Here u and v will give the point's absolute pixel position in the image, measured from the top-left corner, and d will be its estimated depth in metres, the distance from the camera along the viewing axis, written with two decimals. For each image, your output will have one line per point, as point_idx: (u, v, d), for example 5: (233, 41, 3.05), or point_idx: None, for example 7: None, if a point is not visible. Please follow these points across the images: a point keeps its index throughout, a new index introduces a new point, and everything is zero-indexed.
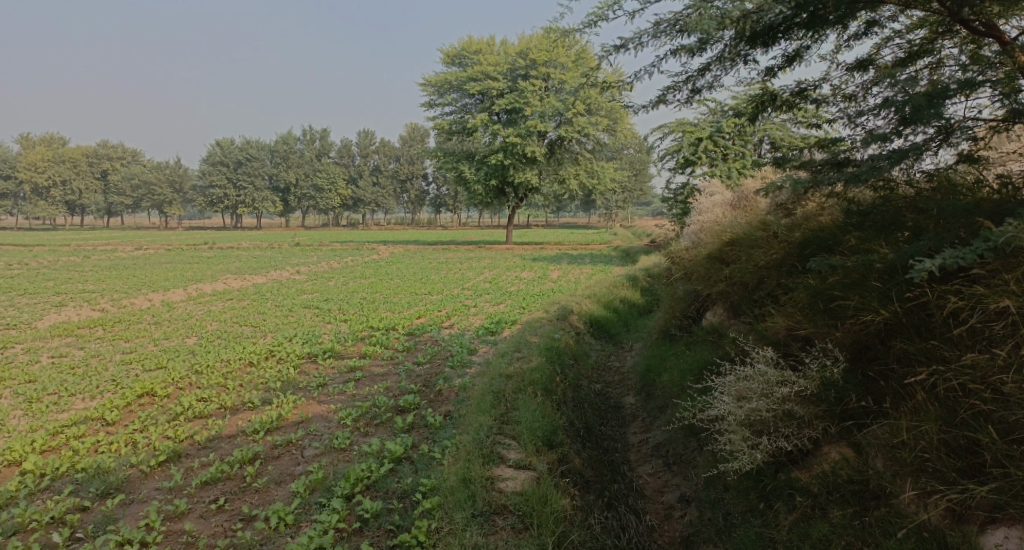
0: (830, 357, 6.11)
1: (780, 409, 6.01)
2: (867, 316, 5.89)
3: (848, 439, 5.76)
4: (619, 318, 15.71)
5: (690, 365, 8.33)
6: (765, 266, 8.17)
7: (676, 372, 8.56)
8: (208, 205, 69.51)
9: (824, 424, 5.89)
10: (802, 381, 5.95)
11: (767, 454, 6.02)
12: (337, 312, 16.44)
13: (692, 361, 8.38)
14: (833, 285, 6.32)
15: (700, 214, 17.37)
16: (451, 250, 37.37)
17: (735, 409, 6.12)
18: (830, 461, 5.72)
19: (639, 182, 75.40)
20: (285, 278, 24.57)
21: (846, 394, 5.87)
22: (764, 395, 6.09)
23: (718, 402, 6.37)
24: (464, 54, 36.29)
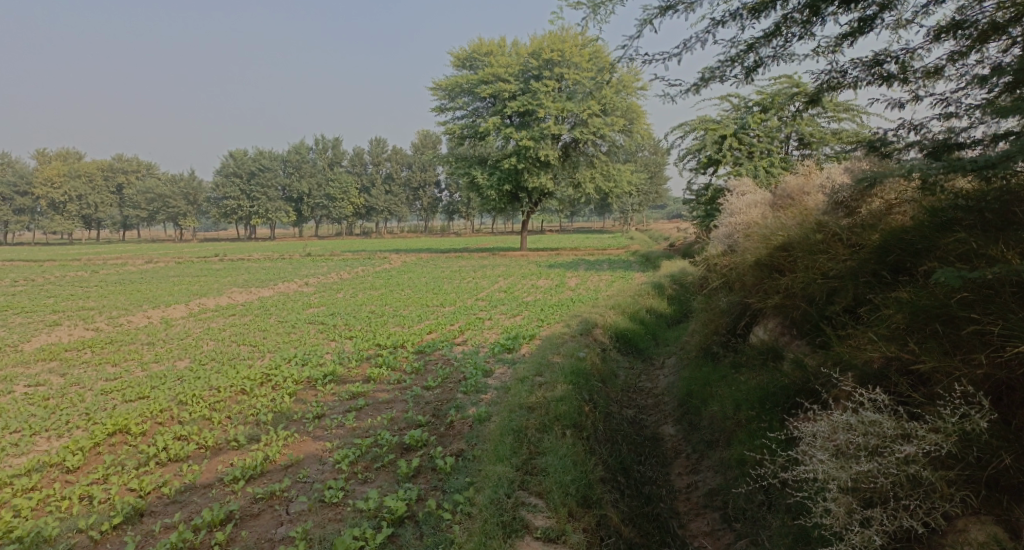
0: (968, 404, 4.97)
1: (902, 474, 4.86)
2: (1016, 344, 4.85)
3: (998, 515, 4.70)
4: (646, 330, 14.52)
5: (744, 396, 7.18)
6: (835, 275, 6.97)
7: (728, 402, 7.41)
8: (222, 217, 69.07)
9: (963, 494, 4.80)
10: (935, 439, 4.80)
11: (883, 533, 4.88)
12: (342, 328, 15.37)
13: (746, 390, 7.22)
14: (959, 300, 5.26)
15: (732, 217, 16.12)
16: (465, 258, 36.28)
17: (841, 473, 4.91)
18: (974, 544, 4.64)
19: (655, 185, 74.00)
20: (293, 290, 23.57)
21: (993, 455, 4.79)
22: (878, 456, 4.92)
23: (810, 460, 5.14)
24: (475, 56, 35.21)
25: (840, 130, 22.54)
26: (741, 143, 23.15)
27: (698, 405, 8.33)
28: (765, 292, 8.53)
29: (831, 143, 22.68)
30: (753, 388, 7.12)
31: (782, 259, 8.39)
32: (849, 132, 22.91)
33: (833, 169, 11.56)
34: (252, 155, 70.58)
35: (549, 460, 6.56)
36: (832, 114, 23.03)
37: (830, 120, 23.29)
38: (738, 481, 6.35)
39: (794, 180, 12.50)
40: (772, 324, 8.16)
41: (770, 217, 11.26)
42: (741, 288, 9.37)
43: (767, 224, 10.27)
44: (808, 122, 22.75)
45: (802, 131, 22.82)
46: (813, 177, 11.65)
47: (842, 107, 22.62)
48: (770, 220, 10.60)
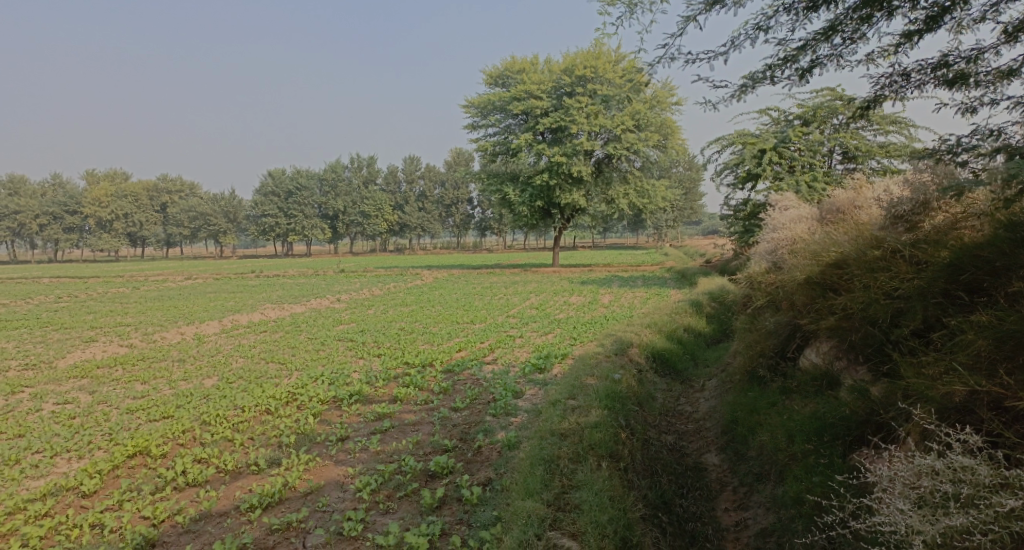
0: None
1: (999, 529, 4.42)
2: None
3: None
4: (684, 350, 14.00)
5: (800, 426, 6.79)
6: (902, 296, 6.59)
7: (780, 433, 7.00)
8: (259, 234, 69.98)
9: None
10: None
11: None
12: (372, 346, 15.13)
13: (801, 420, 6.83)
14: None
15: (775, 232, 15.58)
16: (498, 274, 35.95)
17: (929, 528, 4.45)
18: None
19: (691, 200, 72.94)
20: (325, 306, 23.46)
21: None
22: (971, 508, 4.47)
23: (890, 511, 4.67)
24: (508, 73, 35.09)
25: (886, 142, 21.94)
26: (782, 156, 22.69)
27: (744, 433, 7.86)
28: (818, 314, 8.09)
29: (877, 156, 22.05)
30: (809, 419, 6.73)
31: (835, 277, 7.94)
32: (895, 144, 22.28)
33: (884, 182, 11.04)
34: (289, 173, 71.54)
35: (584, 494, 6.17)
36: (877, 126, 22.47)
37: (875, 133, 22.72)
38: (796, 520, 5.99)
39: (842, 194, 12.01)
40: (826, 348, 7.69)
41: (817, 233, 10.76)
42: (791, 308, 8.92)
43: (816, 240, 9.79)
44: (852, 134, 22.21)
45: (846, 143, 22.29)
46: (863, 190, 11.16)
47: (887, 119, 22.05)
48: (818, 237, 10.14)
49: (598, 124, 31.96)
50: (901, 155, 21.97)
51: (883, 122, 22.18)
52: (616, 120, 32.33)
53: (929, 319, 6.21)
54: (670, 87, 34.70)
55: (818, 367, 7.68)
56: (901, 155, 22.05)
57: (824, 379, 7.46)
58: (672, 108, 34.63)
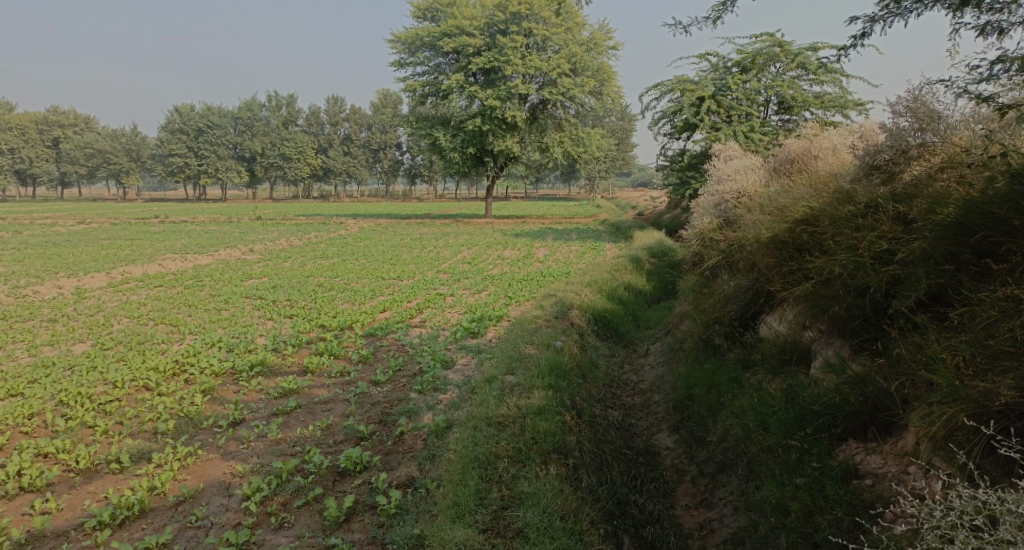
0: None
1: None
2: None
3: None
4: (625, 310, 13.03)
5: (774, 411, 5.87)
6: (901, 262, 5.60)
7: (749, 419, 6.07)
8: (169, 175, 65.19)
9: None
10: None
11: None
12: (282, 304, 13.49)
13: (774, 404, 5.91)
14: None
15: (718, 184, 14.73)
16: (427, 224, 34.28)
17: None
18: None
19: (622, 150, 72.47)
20: (235, 257, 21.38)
21: None
22: None
23: None
24: (438, 7, 32.81)
25: (822, 93, 21.54)
26: (720, 105, 22.03)
27: (702, 413, 6.88)
28: (786, 278, 7.14)
29: (813, 107, 21.64)
30: (785, 404, 5.83)
31: (806, 236, 6.92)
32: (831, 95, 21.92)
33: (842, 131, 10.17)
34: (202, 111, 66.61)
35: (528, 515, 5.16)
36: (814, 77, 22.04)
37: (811, 84, 22.29)
38: (774, 530, 5.16)
39: (793, 143, 11.14)
40: (795, 317, 6.74)
41: (772, 186, 9.82)
42: (751, 270, 7.95)
43: (774, 193, 8.83)
44: (790, 84, 21.70)
45: (783, 93, 21.79)
46: (819, 138, 10.29)
47: (823, 68, 21.66)
48: (775, 190, 9.19)
49: (532, 66, 30.39)
50: (836, 106, 21.64)
51: (820, 71, 21.75)
52: (551, 63, 30.81)
53: (933, 289, 5.34)
54: (607, 31, 33.35)
55: (784, 336, 6.71)
56: (836, 106, 21.72)
57: (794, 353, 6.48)
58: (609, 54, 33.33)
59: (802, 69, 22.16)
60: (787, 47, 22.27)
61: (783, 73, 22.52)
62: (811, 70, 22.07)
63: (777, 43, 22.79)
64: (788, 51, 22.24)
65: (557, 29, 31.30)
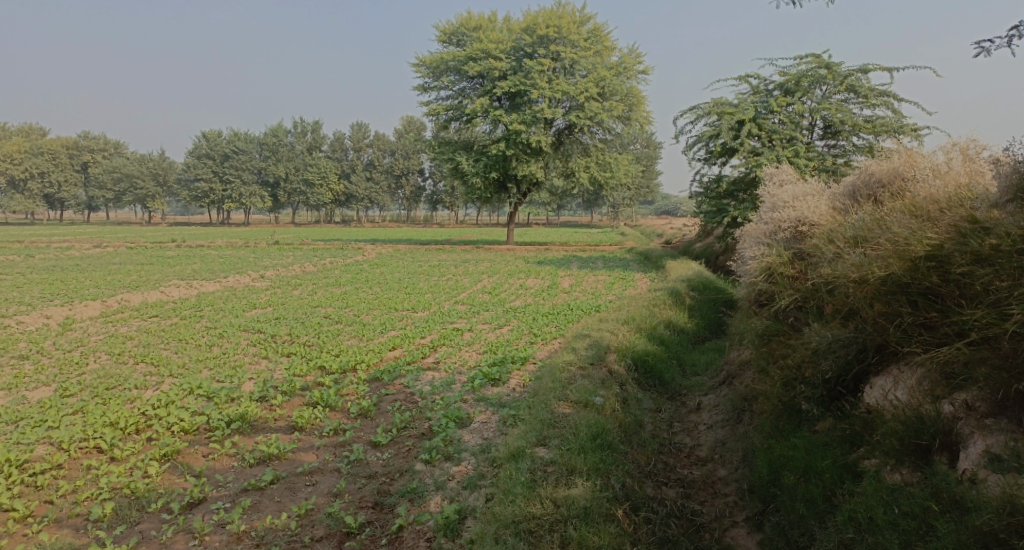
0: None
1: None
2: None
3: None
4: (669, 354, 11.49)
5: (935, 538, 4.77)
6: None
7: (891, 541, 4.94)
8: (191, 200, 64.82)
9: None
10: None
11: None
12: (282, 340, 12.06)
13: (937, 526, 4.79)
14: None
15: (771, 213, 13.20)
16: (448, 250, 32.95)
17: None
18: None
19: (648, 178, 71.09)
20: (243, 285, 20.07)
21: None
22: None
23: None
24: (463, 31, 31.73)
25: (872, 117, 20.05)
26: (762, 128, 20.70)
27: (800, 510, 5.69)
28: (909, 332, 5.73)
29: (863, 132, 20.10)
30: (951, 526, 4.73)
31: (941, 280, 5.50)
32: (881, 120, 20.34)
33: (938, 153, 8.62)
34: (226, 136, 66.24)
35: None
36: (863, 99, 20.51)
37: (860, 107, 20.74)
38: None
39: (872, 165, 9.60)
40: (929, 385, 5.42)
41: (856, 215, 8.30)
42: (849, 315, 6.42)
43: (870, 223, 7.29)
44: (837, 106, 20.25)
45: (829, 116, 20.36)
46: (911, 163, 8.72)
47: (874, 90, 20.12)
48: (864, 219, 7.65)
49: (559, 90, 29.15)
50: (887, 132, 20.09)
51: (870, 94, 20.23)
52: (579, 87, 29.58)
53: None
54: (636, 55, 32.21)
55: (909, 405, 5.42)
56: (888, 131, 20.12)
57: (935, 433, 5.17)
58: (638, 78, 32.06)
59: (849, 92, 20.70)
60: (835, 68, 20.78)
61: (830, 96, 21.07)
62: (860, 93, 20.54)
63: (823, 63, 21.33)
64: (835, 72, 20.77)
65: (585, 52, 30.13)
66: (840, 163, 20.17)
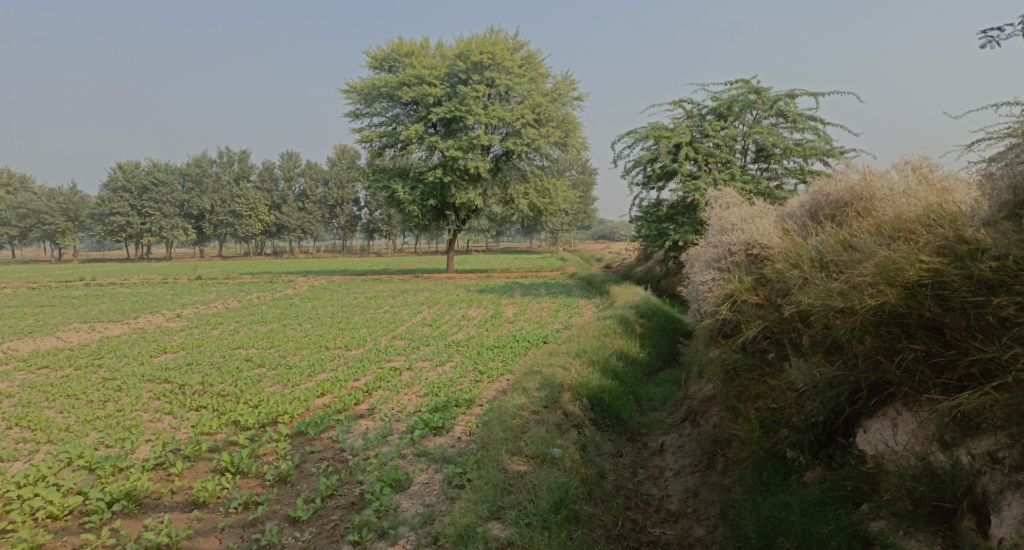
0: None
1: None
2: None
3: None
4: (625, 389, 10.63)
5: None
6: None
7: None
8: (108, 235, 61.10)
9: None
10: None
11: None
12: (193, 392, 10.63)
13: None
14: None
15: (720, 235, 12.64)
16: (384, 281, 31.62)
17: None
18: None
19: (585, 203, 71.43)
20: (155, 325, 18.29)
21: None
22: None
23: None
24: (394, 56, 30.77)
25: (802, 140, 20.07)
26: (698, 152, 20.42)
27: None
28: (912, 370, 4.99)
29: (794, 155, 20.08)
30: None
31: (946, 313, 4.81)
32: (811, 143, 20.41)
33: (894, 169, 8.12)
34: (146, 167, 62.98)
35: None
36: (792, 124, 20.56)
37: (789, 132, 20.75)
38: None
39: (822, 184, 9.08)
40: (937, 430, 4.73)
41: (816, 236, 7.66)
42: (832, 349, 5.62)
43: (839, 247, 6.64)
44: (768, 131, 20.19)
45: (762, 140, 20.28)
46: (868, 179, 8.18)
47: (802, 115, 20.19)
48: (829, 241, 6.98)
49: (495, 116, 28.50)
50: (818, 155, 20.14)
51: (798, 118, 20.29)
52: (515, 112, 28.98)
53: None
54: (570, 82, 31.99)
55: (922, 459, 4.70)
56: (818, 154, 20.17)
57: (960, 492, 4.47)
58: (573, 104, 31.80)
59: (779, 116, 20.72)
60: (763, 93, 20.80)
61: (761, 121, 21.05)
62: (789, 117, 20.58)
63: (753, 88, 21.34)
64: (764, 97, 20.79)
65: (520, 78, 29.66)
66: (774, 186, 20.07)
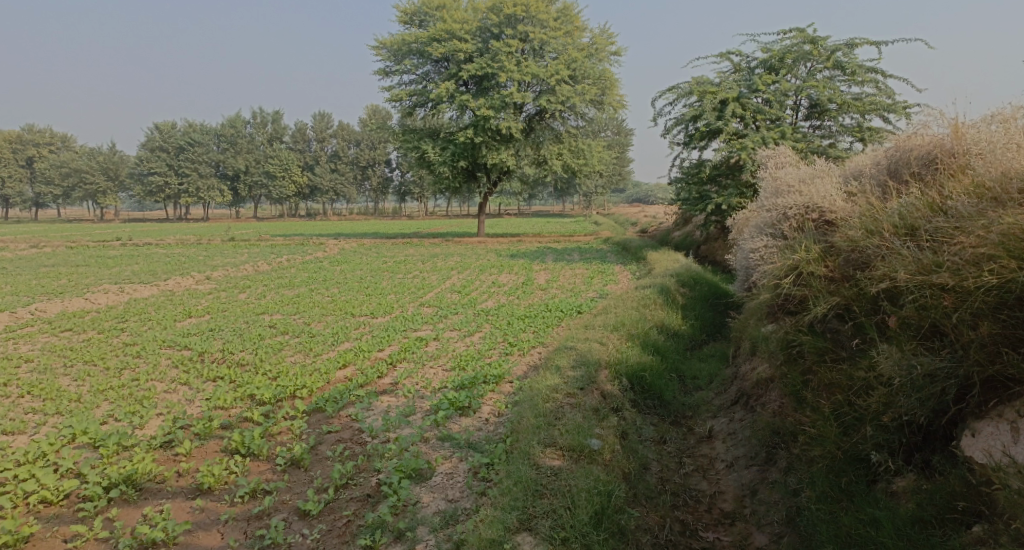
0: None
1: None
2: None
3: None
4: (667, 366, 9.92)
5: None
6: None
7: None
8: (147, 195, 61.57)
9: None
10: None
11: None
12: (211, 360, 10.16)
13: None
14: None
15: (773, 197, 11.90)
16: (415, 244, 31.05)
17: None
18: None
19: (620, 165, 69.83)
20: (182, 288, 17.96)
21: None
22: None
23: None
24: (426, 11, 29.64)
25: (860, 95, 18.70)
26: (745, 109, 19.17)
27: None
28: None
29: (852, 110, 18.74)
30: None
31: None
32: (871, 98, 19.00)
33: (986, 120, 7.40)
34: (181, 127, 63.07)
35: None
36: (850, 77, 19.17)
37: (847, 85, 19.36)
38: None
39: (899, 143, 8.39)
40: None
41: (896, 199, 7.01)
42: (930, 335, 5.15)
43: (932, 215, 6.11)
44: (824, 84, 18.83)
45: (816, 95, 18.94)
46: (957, 133, 7.47)
47: (861, 67, 18.78)
48: (915, 204, 6.36)
49: (529, 72, 27.38)
50: (876, 111, 18.78)
51: (858, 70, 18.89)
52: (549, 69, 27.81)
53: None
54: (609, 36, 30.60)
55: None
56: (878, 110, 18.80)
57: None
58: (611, 60, 30.43)
59: (836, 69, 19.32)
60: (819, 43, 19.40)
61: (815, 74, 19.67)
62: (847, 70, 19.17)
63: (807, 39, 19.93)
64: (820, 47, 19.37)
65: (555, 33, 28.41)
66: (828, 144, 18.79)
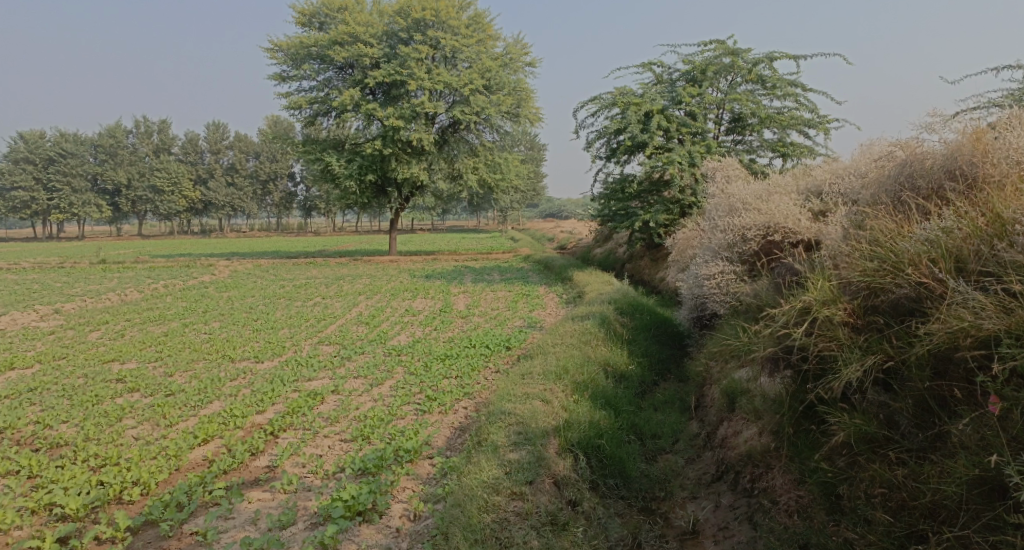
0: None
1: None
2: None
3: None
4: (623, 421, 7.93)
5: None
6: None
7: None
8: (11, 211, 55.10)
9: None
10: None
11: None
12: (16, 443, 7.43)
13: None
14: None
15: (719, 215, 10.34)
16: (318, 265, 28.17)
17: None
18: None
19: (535, 179, 68.45)
20: (18, 326, 14.63)
21: None
22: None
23: None
24: (326, 12, 26.98)
25: (782, 109, 17.69)
26: (670, 121, 17.77)
27: None
28: None
29: (772, 125, 17.69)
30: None
31: None
32: (792, 113, 18.04)
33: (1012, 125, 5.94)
34: (53, 137, 56.93)
35: None
36: (770, 91, 18.14)
37: (768, 99, 18.32)
38: None
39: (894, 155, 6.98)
40: None
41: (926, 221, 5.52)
42: None
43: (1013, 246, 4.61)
44: (746, 97, 17.70)
45: (739, 108, 17.80)
46: (977, 137, 6.07)
47: (782, 80, 17.77)
48: (976, 230, 4.88)
49: (440, 81, 25.29)
50: (798, 126, 17.81)
51: (778, 83, 17.87)
52: (462, 78, 25.82)
53: None
54: (522, 46, 28.92)
55: None
56: (799, 125, 17.83)
57: None
58: (525, 71, 28.76)
59: (756, 82, 18.26)
60: (741, 54, 18.28)
61: (736, 87, 18.55)
62: (767, 83, 18.14)
63: (728, 50, 18.80)
64: (742, 59, 18.26)
65: (468, 40, 26.43)
66: (750, 160, 17.66)
